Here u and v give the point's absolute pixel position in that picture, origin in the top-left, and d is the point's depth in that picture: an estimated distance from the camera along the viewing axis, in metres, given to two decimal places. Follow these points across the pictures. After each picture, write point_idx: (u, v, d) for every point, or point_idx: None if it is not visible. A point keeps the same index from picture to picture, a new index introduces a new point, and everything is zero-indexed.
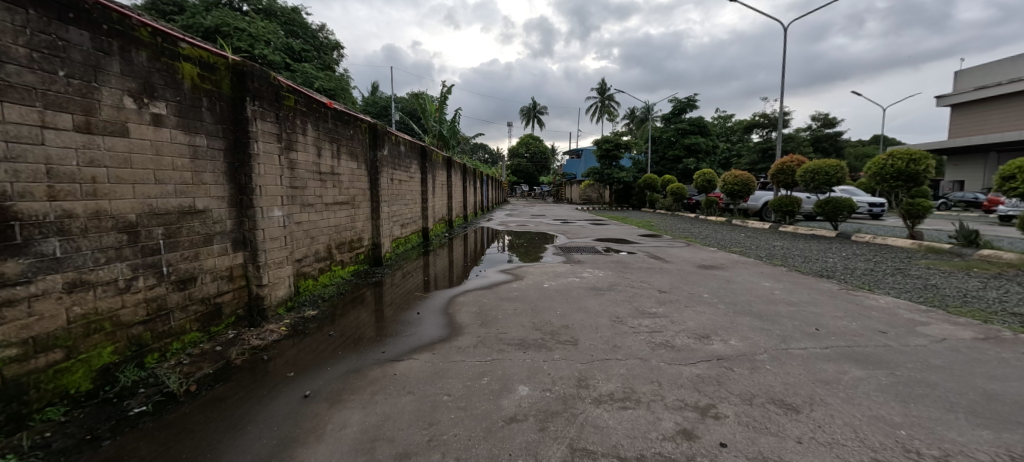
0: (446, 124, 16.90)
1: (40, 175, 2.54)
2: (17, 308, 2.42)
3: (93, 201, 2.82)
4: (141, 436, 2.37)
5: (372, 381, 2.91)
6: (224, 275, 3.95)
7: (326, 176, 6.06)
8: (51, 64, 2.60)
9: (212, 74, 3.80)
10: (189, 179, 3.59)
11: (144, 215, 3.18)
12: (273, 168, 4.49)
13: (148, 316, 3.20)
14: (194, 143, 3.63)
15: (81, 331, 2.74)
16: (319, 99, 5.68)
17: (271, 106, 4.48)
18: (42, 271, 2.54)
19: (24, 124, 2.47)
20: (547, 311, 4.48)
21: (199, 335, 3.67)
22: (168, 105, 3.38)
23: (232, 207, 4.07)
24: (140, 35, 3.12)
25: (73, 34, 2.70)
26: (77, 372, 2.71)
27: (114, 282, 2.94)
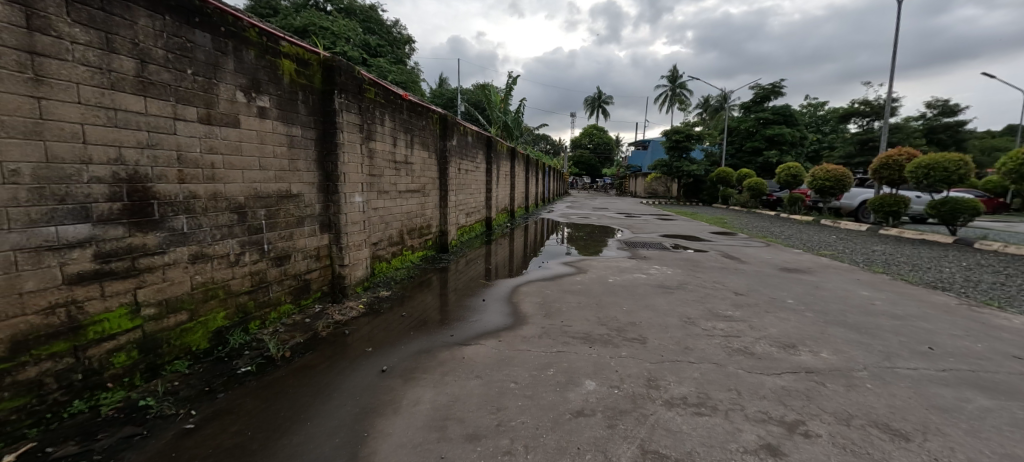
0: (511, 115, 16.92)
1: (172, 160, 2.94)
2: (155, 274, 2.84)
3: (211, 185, 3.23)
4: (246, 392, 2.70)
5: (442, 363, 3.04)
6: (313, 255, 4.34)
7: (400, 165, 6.38)
8: (181, 64, 2.97)
9: (306, 69, 4.15)
10: (287, 166, 3.97)
11: (250, 198, 3.58)
12: (355, 157, 4.83)
13: (252, 287, 3.62)
14: (290, 133, 4.00)
15: (201, 296, 3.17)
16: (396, 91, 5.95)
17: (354, 98, 4.79)
18: (173, 243, 2.95)
19: (161, 116, 2.86)
20: (613, 306, 4.37)
21: (291, 307, 4.07)
22: (270, 99, 3.76)
23: (320, 192, 4.44)
24: (249, 35, 3.47)
25: (198, 36, 3.07)
26: (197, 332, 3.14)
27: (225, 256, 3.36)
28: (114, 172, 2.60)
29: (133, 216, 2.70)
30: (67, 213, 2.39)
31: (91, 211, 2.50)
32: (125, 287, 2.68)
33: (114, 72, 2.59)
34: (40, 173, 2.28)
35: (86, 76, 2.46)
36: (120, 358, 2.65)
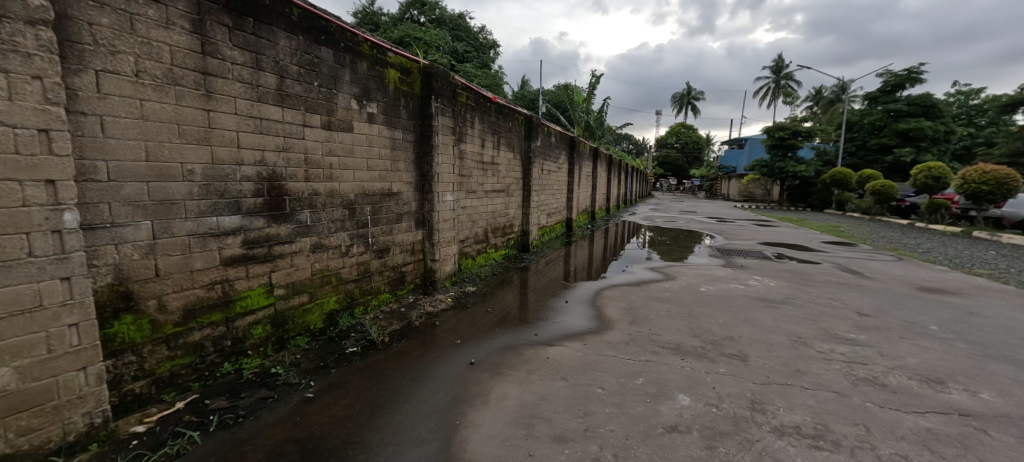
0: (593, 114, 16.55)
1: (301, 162, 3.38)
2: (285, 260, 3.29)
3: (329, 183, 3.65)
4: (353, 370, 3.00)
5: (527, 361, 3.08)
6: (409, 249, 4.69)
7: (487, 165, 6.59)
8: (310, 77, 3.39)
9: (408, 77, 4.49)
10: (389, 166, 4.34)
11: (359, 195, 3.98)
12: (448, 158, 5.10)
13: (358, 276, 4.01)
14: (393, 136, 4.35)
15: (318, 281, 3.60)
16: (486, 94, 6.16)
17: (449, 102, 5.06)
18: (299, 234, 3.39)
19: (294, 123, 3.29)
20: (706, 317, 4.07)
21: (389, 296, 4.45)
22: (378, 105, 4.13)
23: (416, 191, 4.78)
24: (362, 48, 3.85)
25: (323, 52, 3.48)
26: (315, 313, 3.57)
27: (338, 247, 3.77)
28: (258, 172, 3.06)
29: (271, 209, 3.16)
30: (225, 206, 2.87)
31: (241, 205, 2.96)
32: (262, 270, 3.14)
33: (261, 87, 3.04)
34: (207, 173, 2.76)
35: (241, 91, 2.91)
36: (256, 331, 3.13)
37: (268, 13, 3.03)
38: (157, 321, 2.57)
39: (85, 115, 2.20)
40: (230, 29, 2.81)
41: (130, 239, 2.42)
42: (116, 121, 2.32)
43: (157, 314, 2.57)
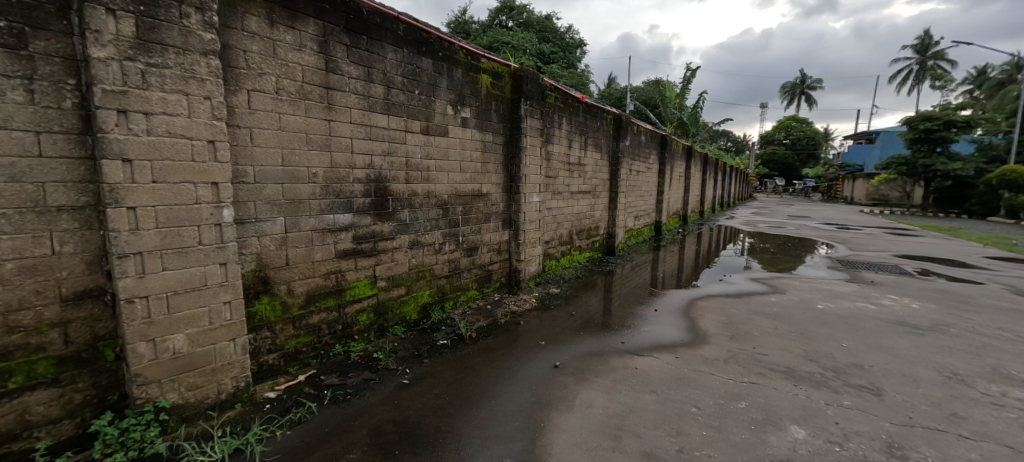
0: (688, 110, 15.48)
1: (403, 165, 3.68)
2: (387, 255, 3.63)
3: (426, 184, 3.93)
4: (444, 363, 3.18)
5: (614, 369, 2.99)
6: (496, 248, 4.86)
7: (574, 166, 6.53)
8: (412, 86, 3.67)
9: (499, 81, 4.64)
10: (480, 168, 4.52)
11: (452, 196, 4.22)
12: (536, 160, 5.16)
13: (449, 273, 4.26)
14: (484, 139, 4.53)
15: (414, 276, 3.90)
16: (575, 94, 6.11)
17: (538, 104, 5.11)
18: (399, 231, 3.71)
19: (397, 130, 3.59)
20: (823, 339, 3.57)
21: (476, 293, 4.65)
22: (471, 110, 4.32)
23: (504, 192, 4.92)
24: (458, 56, 4.07)
25: (424, 62, 3.74)
26: (410, 305, 3.88)
27: (432, 244, 4.04)
28: (367, 175, 3.40)
29: (376, 209, 3.49)
30: (341, 206, 3.24)
31: (353, 204, 3.32)
32: (368, 263, 3.49)
33: (371, 97, 3.36)
34: (328, 176, 3.13)
35: (355, 102, 3.25)
36: (362, 317, 3.48)
37: (379, 31, 3.34)
38: (286, 303, 2.99)
39: (239, 127, 2.63)
40: (348, 47, 3.15)
41: (268, 232, 2.83)
42: (261, 132, 2.73)
43: (287, 297, 2.98)
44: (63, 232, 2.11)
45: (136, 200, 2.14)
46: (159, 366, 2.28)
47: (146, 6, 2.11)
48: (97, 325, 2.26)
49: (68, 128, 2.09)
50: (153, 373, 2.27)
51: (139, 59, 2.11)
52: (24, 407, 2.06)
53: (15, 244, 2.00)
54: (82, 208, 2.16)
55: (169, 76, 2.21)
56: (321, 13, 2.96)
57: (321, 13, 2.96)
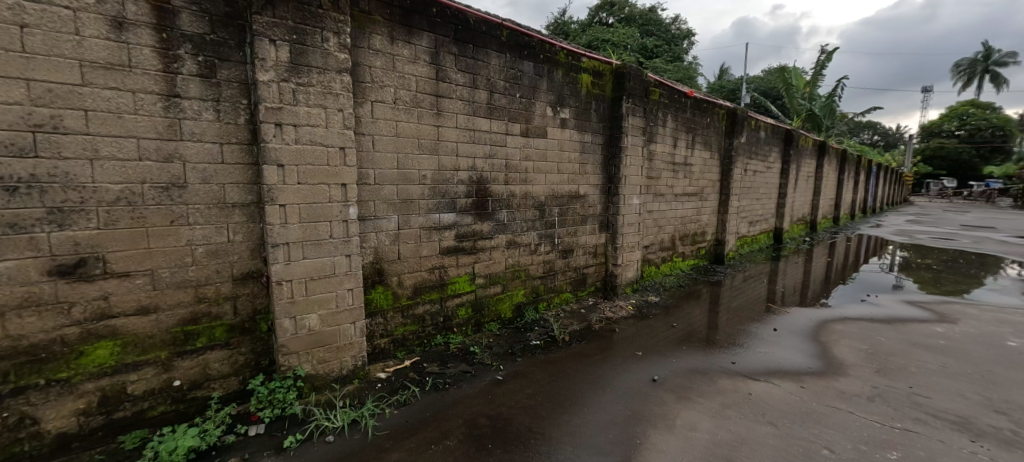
0: (821, 100, 13.39)
1: (503, 167, 3.81)
2: (486, 254, 3.81)
3: (525, 186, 4.02)
4: (536, 365, 3.23)
5: (722, 392, 2.73)
6: (591, 252, 4.78)
7: (679, 166, 6.09)
8: (514, 89, 3.77)
9: (600, 80, 4.55)
10: (578, 169, 4.48)
11: (549, 197, 4.25)
12: (637, 160, 4.93)
13: (544, 274, 4.32)
14: (583, 139, 4.47)
15: (510, 275, 4.03)
16: (683, 89, 5.69)
17: (641, 101, 4.88)
18: (497, 231, 3.86)
19: (499, 133, 3.73)
20: (1014, 386, 2.81)
21: (570, 296, 4.63)
22: (570, 110, 4.30)
23: (602, 193, 4.80)
24: (559, 57, 4.08)
25: (526, 66, 3.82)
26: (505, 303, 4.02)
27: (528, 245, 4.13)
28: (470, 176, 3.59)
29: (477, 209, 3.68)
30: (446, 206, 3.47)
31: (456, 205, 3.53)
32: (468, 261, 3.69)
33: (476, 103, 3.54)
34: (435, 178, 3.38)
35: (461, 108, 3.45)
36: (461, 312, 3.69)
37: (484, 38, 3.50)
38: (397, 293, 3.29)
39: (364, 135, 2.96)
40: (457, 56, 3.36)
41: (384, 228, 3.14)
42: (381, 138, 3.04)
43: (397, 288, 3.29)
44: (235, 224, 2.60)
45: (285, 198, 2.54)
46: (298, 340, 2.68)
47: (298, 34, 2.49)
48: (255, 302, 2.74)
49: (241, 140, 2.57)
50: (293, 346, 2.67)
51: (291, 80, 2.50)
52: (206, 363, 2.59)
53: (204, 233, 2.51)
54: (248, 205, 2.63)
55: (312, 92, 2.58)
56: (434, 26, 3.19)
57: (434, 26, 3.20)
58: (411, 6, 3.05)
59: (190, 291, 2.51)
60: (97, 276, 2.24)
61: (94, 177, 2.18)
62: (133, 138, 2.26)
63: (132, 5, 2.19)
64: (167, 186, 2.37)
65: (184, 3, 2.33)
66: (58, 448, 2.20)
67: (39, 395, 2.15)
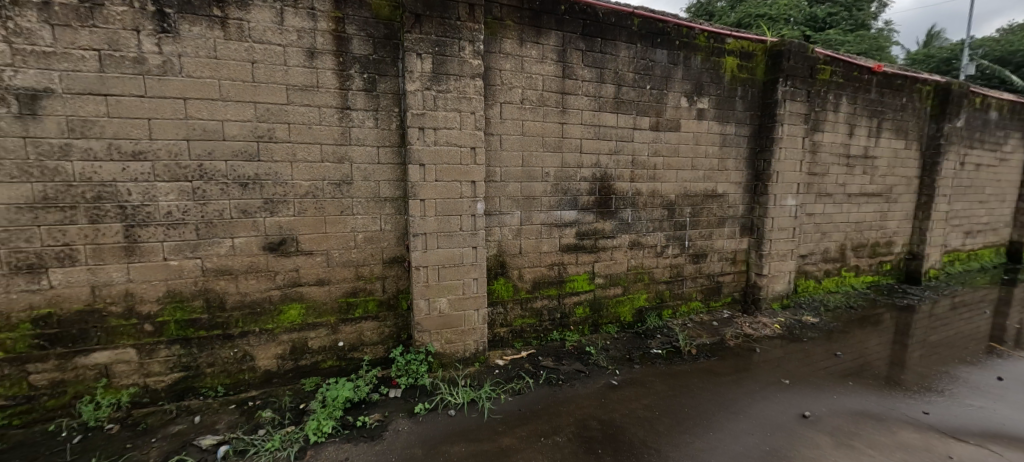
0: None
1: (628, 163, 3.65)
2: (607, 253, 3.71)
3: (653, 183, 3.78)
4: (657, 375, 3.06)
5: (901, 447, 2.22)
6: (729, 258, 4.28)
7: (857, 160, 4.98)
8: (644, 81, 3.57)
9: (748, 62, 4.01)
10: (716, 165, 4.03)
11: (680, 196, 3.92)
12: (795, 153, 4.20)
13: (670, 279, 4.02)
14: (724, 131, 4.00)
15: (632, 277, 3.85)
16: (866, 64, 4.62)
17: (804, 83, 4.13)
18: (620, 231, 3.72)
19: (626, 128, 3.58)
20: None
21: (700, 305, 4.22)
22: (710, 100, 3.88)
23: (746, 192, 4.23)
24: (698, 41, 3.73)
25: (658, 54, 3.58)
26: (626, 306, 3.86)
27: (653, 246, 3.89)
28: (593, 173, 3.53)
29: (599, 206, 3.60)
30: (568, 203, 3.48)
31: (578, 202, 3.52)
32: (588, 259, 3.65)
33: (602, 98, 3.46)
34: (558, 175, 3.41)
35: (587, 104, 3.41)
36: (579, 310, 3.68)
37: (613, 30, 3.39)
38: (517, 286, 3.44)
39: (493, 135, 3.16)
40: (584, 51, 3.33)
41: (508, 223, 3.31)
42: (508, 138, 3.20)
43: (518, 281, 3.43)
44: (386, 215, 3.04)
45: (424, 193, 2.86)
46: (431, 320, 3.02)
47: (439, 47, 2.78)
48: (399, 283, 3.17)
49: (393, 143, 2.98)
50: (426, 324, 3.01)
51: (432, 88, 2.80)
52: (361, 330, 3.10)
53: (363, 222, 3.00)
54: (396, 200, 3.05)
55: (449, 98, 2.85)
56: (562, 24, 3.22)
57: (562, 24, 3.22)
58: (540, 7, 3.13)
59: (352, 270, 3.03)
60: (292, 252, 2.87)
61: (292, 176, 2.79)
62: (318, 144, 2.82)
63: (320, 37, 2.72)
64: (339, 183, 2.90)
65: (355, 31, 2.79)
66: (264, 381, 2.90)
67: (255, 339, 2.86)
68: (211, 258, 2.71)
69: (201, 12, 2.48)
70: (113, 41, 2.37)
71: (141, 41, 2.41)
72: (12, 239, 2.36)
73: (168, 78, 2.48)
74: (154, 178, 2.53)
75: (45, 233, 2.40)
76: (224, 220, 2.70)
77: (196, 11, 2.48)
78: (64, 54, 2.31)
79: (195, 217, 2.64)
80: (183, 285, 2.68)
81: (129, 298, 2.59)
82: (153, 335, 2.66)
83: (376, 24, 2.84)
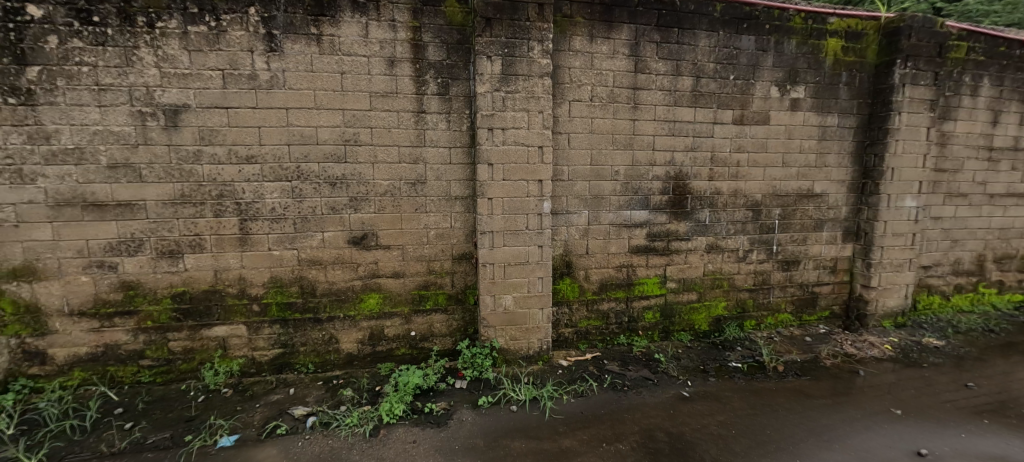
0: None
1: (707, 161, 3.41)
2: (681, 256, 3.50)
3: (735, 182, 3.49)
4: (734, 390, 2.82)
5: None
6: (827, 266, 3.80)
7: (1005, 153, 4.13)
8: (727, 71, 3.31)
9: (856, 44, 3.52)
10: (813, 161, 3.60)
11: (768, 196, 3.57)
12: (916, 146, 3.60)
13: (754, 286, 3.69)
14: (824, 123, 3.56)
15: (709, 283, 3.60)
16: (1019, 36, 3.81)
17: (930, 64, 3.53)
18: (696, 233, 3.49)
19: (705, 122, 3.35)
20: None
21: (790, 318, 3.81)
22: (806, 88, 3.48)
23: (851, 192, 3.73)
24: (793, 24, 3.36)
25: (744, 41, 3.30)
26: (701, 314, 3.62)
27: (735, 250, 3.59)
28: (667, 172, 3.36)
29: (673, 207, 3.41)
30: (639, 202, 3.35)
31: (650, 202, 3.37)
32: (659, 262, 3.48)
33: (678, 91, 3.27)
34: (628, 174, 3.30)
35: (661, 98, 3.25)
36: (649, 315, 3.52)
37: (692, 19, 3.19)
38: (583, 287, 3.39)
39: (561, 134, 3.14)
40: (659, 43, 3.17)
41: (575, 223, 3.27)
42: (576, 136, 3.16)
43: (584, 282, 3.38)
44: (456, 213, 3.18)
45: (492, 192, 2.94)
46: (497, 316, 3.09)
47: (509, 48, 2.83)
48: (468, 278, 3.29)
49: (464, 144, 3.11)
50: (492, 320, 3.09)
51: (502, 89, 2.86)
52: (432, 322, 3.27)
53: (435, 220, 3.16)
54: (466, 198, 3.17)
55: (518, 98, 2.89)
56: (635, 17, 3.10)
57: (635, 17, 3.10)
58: (612, 1, 3.05)
59: (425, 265, 3.21)
60: (372, 246, 3.12)
61: (373, 176, 3.03)
62: (396, 146, 3.03)
63: (400, 46, 2.92)
64: (414, 182, 3.09)
65: (431, 38, 2.95)
66: (347, 362, 3.20)
67: (340, 324, 3.16)
68: (306, 249, 3.05)
69: (301, 31, 2.80)
70: (233, 62, 2.77)
71: (254, 60, 2.78)
72: (159, 229, 2.86)
73: (275, 90, 2.83)
74: (263, 178, 2.91)
75: (182, 225, 2.88)
76: (317, 216, 3.02)
77: (297, 30, 2.79)
78: (198, 75, 2.75)
79: (293, 213, 2.99)
80: (283, 273, 3.05)
81: (242, 282, 3.01)
82: (259, 315, 3.07)
83: (450, 30, 2.97)
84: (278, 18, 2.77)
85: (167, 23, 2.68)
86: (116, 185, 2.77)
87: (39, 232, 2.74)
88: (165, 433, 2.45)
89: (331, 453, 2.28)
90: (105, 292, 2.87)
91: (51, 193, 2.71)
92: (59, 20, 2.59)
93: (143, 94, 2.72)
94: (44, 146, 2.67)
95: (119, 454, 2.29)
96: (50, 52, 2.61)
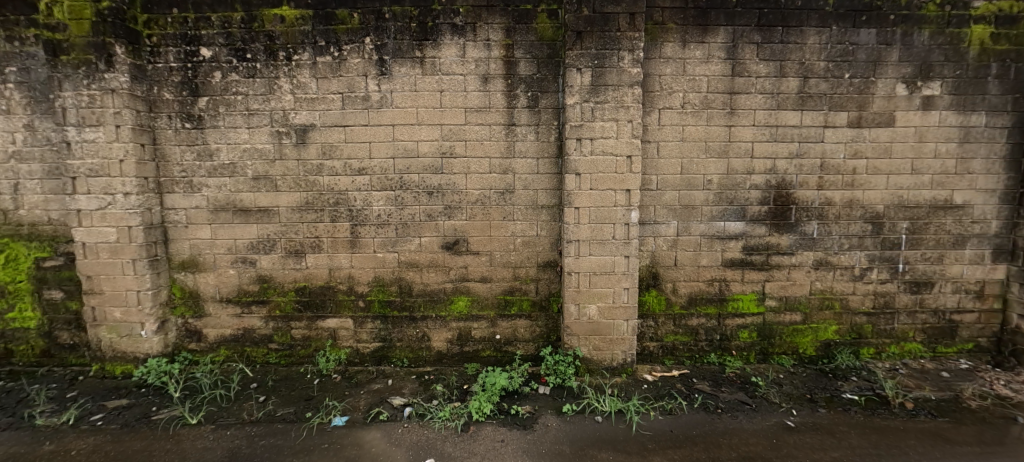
0: None
1: (815, 168, 3.12)
2: (782, 272, 3.23)
3: (850, 191, 3.14)
4: (850, 425, 2.53)
5: None
6: (970, 290, 3.26)
7: None
8: (840, 69, 3.02)
9: (1011, 29, 3.01)
10: (951, 168, 3.12)
11: (892, 207, 3.16)
12: None
13: (873, 309, 3.28)
14: (966, 123, 3.08)
15: (817, 303, 3.26)
16: None
17: None
18: (801, 246, 3.19)
19: (813, 126, 3.08)
20: None
21: (920, 349, 3.31)
22: (944, 84, 3.04)
23: (1003, 203, 3.16)
24: (926, 12, 2.97)
25: (862, 35, 2.99)
26: (806, 336, 3.29)
27: (849, 268, 3.22)
28: (767, 180, 3.13)
29: (774, 218, 3.17)
30: (733, 213, 3.17)
31: (747, 213, 3.16)
32: (757, 277, 3.24)
33: (782, 94, 3.04)
34: (723, 183, 3.13)
35: (762, 102, 3.05)
36: (744, 334, 3.29)
37: (799, 15, 2.96)
38: (670, 300, 3.27)
39: (650, 142, 3.09)
40: (759, 44, 2.99)
41: (663, 233, 3.18)
42: (667, 144, 3.08)
43: (672, 295, 3.26)
44: (542, 222, 3.26)
45: (579, 202, 2.98)
46: (580, 325, 3.10)
47: (599, 59, 2.86)
48: (552, 286, 3.35)
49: (551, 154, 3.19)
50: (576, 329, 3.11)
51: (591, 100, 2.90)
52: (516, 327, 3.38)
53: (522, 228, 3.27)
54: (551, 207, 3.24)
55: (607, 108, 2.90)
56: (733, 18, 2.97)
57: (733, 18, 2.97)
58: (708, 4, 2.95)
59: (511, 271, 3.33)
60: (463, 251, 3.31)
61: (466, 185, 3.23)
62: (487, 157, 3.20)
63: (493, 63, 3.10)
64: (503, 192, 3.23)
65: (522, 54, 3.09)
66: (437, 359, 3.41)
67: (432, 323, 3.39)
68: (404, 253, 3.33)
69: (407, 55, 3.10)
70: (351, 85, 3.15)
71: (368, 83, 3.14)
72: (288, 231, 3.32)
73: (384, 109, 3.16)
74: (371, 188, 3.25)
75: (306, 228, 3.32)
76: (415, 222, 3.29)
77: (404, 54, 3.10)
78: (323, 98, 3.17)
79: (395, 219, 3.29)
80: (385, 273, 3.36)
81: (351, 280, 3.37)
82: (364, 310, 3.40)
83: (541, 45, 3.09)
84: (389, 45, 3.09)
85: (301, 56, 3.13)
86: (258, 194, 3.28)
87: (201, 232, 3.33)
88: (290, 408, 2.83)
89: (427, 443, 2.46)
90: (245, 284, 3.40)
91: (211, 200, 3.29)
92: (222, 59, 3.15)
93: (280, 116, 3.20)
94: (208, 162, 3.25)
95: (257, 422, 2.69)
96: (214, 85, 3.18)
